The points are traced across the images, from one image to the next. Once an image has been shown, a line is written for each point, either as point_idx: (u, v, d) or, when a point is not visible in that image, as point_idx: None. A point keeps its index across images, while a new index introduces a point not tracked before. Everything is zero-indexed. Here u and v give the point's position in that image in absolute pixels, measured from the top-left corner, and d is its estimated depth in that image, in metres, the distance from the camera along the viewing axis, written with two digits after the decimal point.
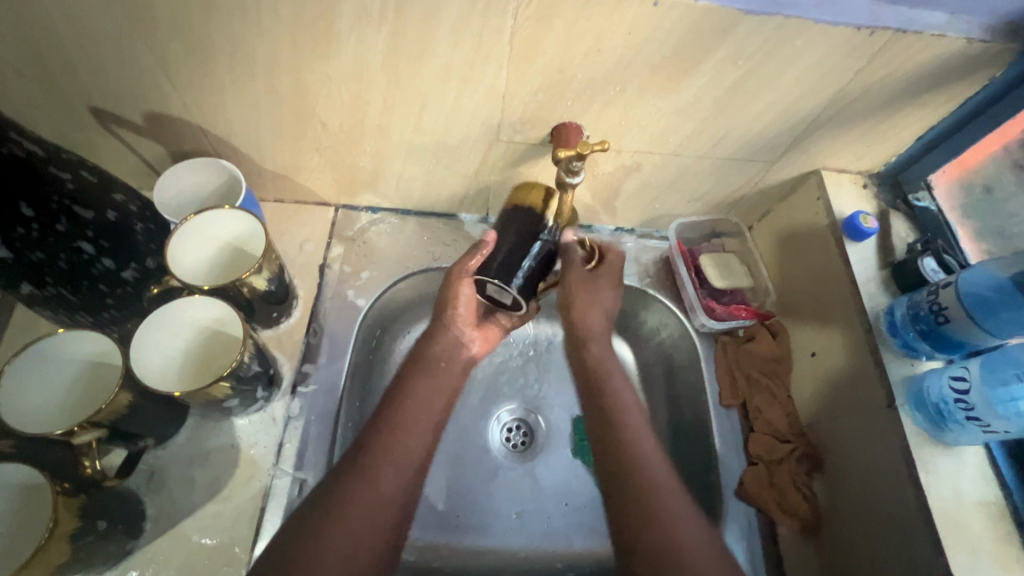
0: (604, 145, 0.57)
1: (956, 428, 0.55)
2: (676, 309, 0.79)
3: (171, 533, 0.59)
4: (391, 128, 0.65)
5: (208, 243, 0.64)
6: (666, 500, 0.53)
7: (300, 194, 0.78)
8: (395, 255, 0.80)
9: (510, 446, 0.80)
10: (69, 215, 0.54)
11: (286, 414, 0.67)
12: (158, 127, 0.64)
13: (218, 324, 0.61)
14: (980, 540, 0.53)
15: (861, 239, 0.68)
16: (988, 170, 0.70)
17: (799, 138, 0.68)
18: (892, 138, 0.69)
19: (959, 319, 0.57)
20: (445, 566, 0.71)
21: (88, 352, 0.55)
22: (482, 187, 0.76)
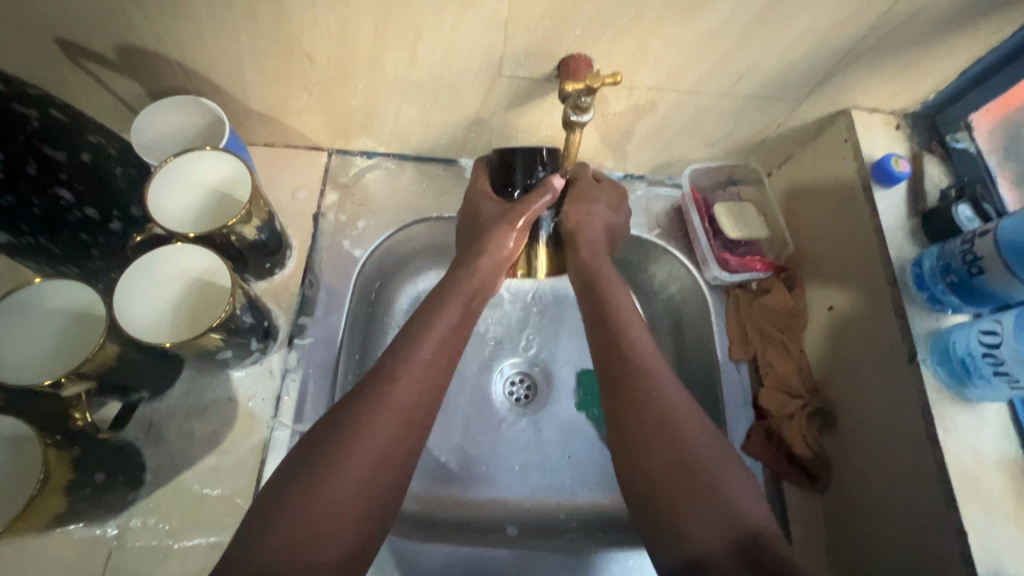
0: (616, 78, 0.51)
1: (981, 384, 0.52)
2: (688, 261, 0.76)
3: (172, 484, 0.59)
4: (384, 62, 0.60)
5: (191, 188, 0.60)
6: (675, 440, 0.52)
7: (291, 138, 0.74)
8: (393, 203, 0.76)
9: (513, 399, 0.79)
10: (38, 156, 0.50)
11: (284, 366, 0.65)
12: (131, 61, 0.59)
13: (207, 275, 0.58)
14: (997, 498, 0.51)
15: (891, 184, 0.63)
16: None
17: (832, 73, 0.62)
18: (933, 72, 0.63)
19: (995, 270, 0.53)
20: (449, 516, 0.71)
21: (74, 305, 0.53)
22: (483, 130, 0.72)
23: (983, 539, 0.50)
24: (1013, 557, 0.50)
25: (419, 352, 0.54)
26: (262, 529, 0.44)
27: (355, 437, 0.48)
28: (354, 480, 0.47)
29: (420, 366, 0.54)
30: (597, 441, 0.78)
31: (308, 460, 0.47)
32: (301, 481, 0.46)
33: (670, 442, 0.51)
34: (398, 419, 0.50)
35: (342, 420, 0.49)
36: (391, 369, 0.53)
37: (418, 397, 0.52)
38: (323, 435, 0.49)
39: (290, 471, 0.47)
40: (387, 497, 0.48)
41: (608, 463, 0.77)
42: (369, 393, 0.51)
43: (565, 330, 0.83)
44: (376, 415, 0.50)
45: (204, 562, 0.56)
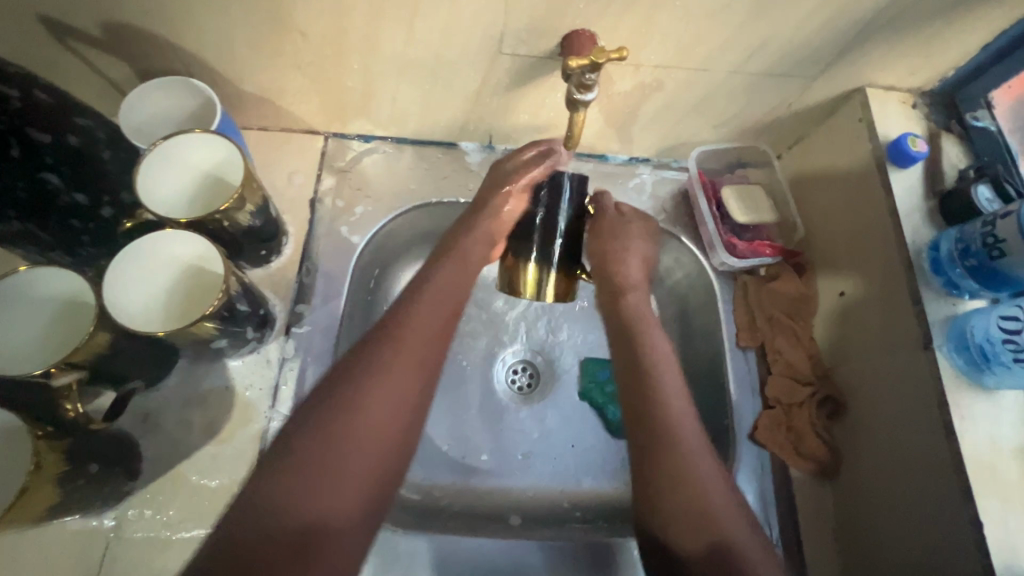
0: (624, 53, 0.49)
1: (1000, 371, 0.51)
2: (695, 246, 0.74)
3: (170, 474, 0.58)
4: (380, 39, 0.57)
5: (183, 173, 0.58)
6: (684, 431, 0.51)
7: (286, 120, 0.71)
8: (391, 188, 0.74)
9: (516, 388, 0.78)
10: (21, 138, 0.48)
11: (281, 355, 0.64)
12: (119, 40, 0.57)
13: (200, 261, 0.56)
14: (1014, 488, 0.50)
15: (907, 165, 0.61)
16: None
17: (848, 48, 0.59)
18: (954, 46, 0.60)
19: (1018, 253, 0.51)
20: (451, 505, 0.70)
21: (62, 293, 0.51)
22: (484, 111, 0.69)
23: (1000, 529, 0.49)
24: None
25: (433, 312, 0.52)
26: (262, 498, 0.41)
27: (362, 400, 0.46)
28: (362, 447, 0.44)
29: (432, 327, 0.51)
30: (601, 429, 0.76)
31: (312, 425, 0.44)
32: (305, 447, 0.43)
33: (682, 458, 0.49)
34: (413, 382, 0.48)
35: (346, 383, 0.46)
36: (403, 327, 0.50)
37: (427, 353, 0.50)
38: (328, 398, 0.46)
39: (292, 437, 0.44)
40: (394, 467, 0.46)
41: (612, 452, 0.75)
42: (382, 356, 0.48)
43: (567, 318, 0.81)
44: (387, 378, 0.47)
45: None
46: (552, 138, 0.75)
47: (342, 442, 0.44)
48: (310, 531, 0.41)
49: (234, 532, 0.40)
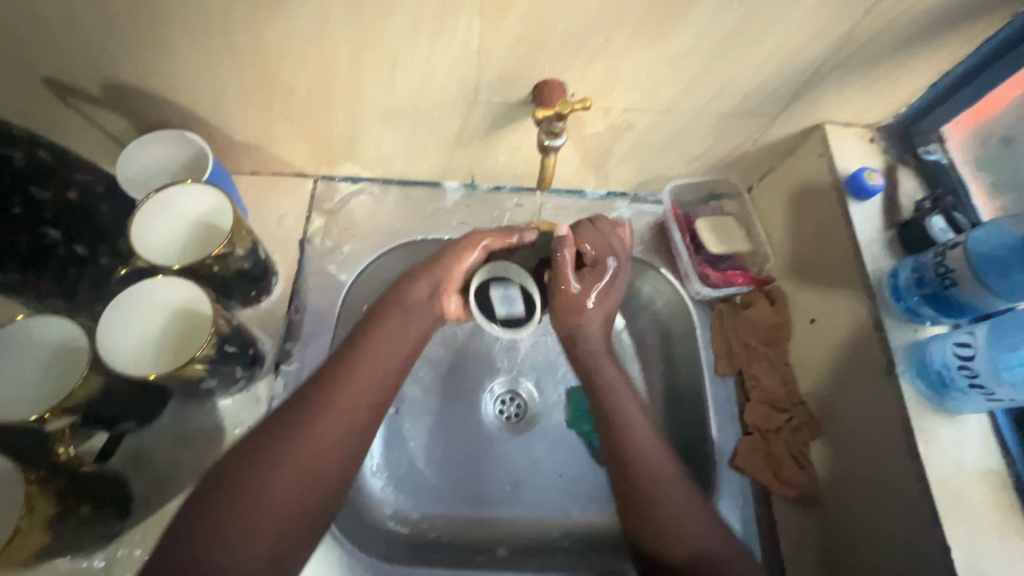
0: (587, 103, 0.53)
1: (958, 396, 0.52)
2: (672, 276, 0.76)
3: (158, 516, 0.58)
4: (362, 90, 0.61)
5: (175, 221, 0.61)
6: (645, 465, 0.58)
7: (277, 166, 0.75)
8: (378, 227, 0.77)
9: (503, 418, 0.79)
10: (23, 195, 0.52)
11: (270, 393, 0.66)
12: (117, 97, 0.61)
13: (191, 304, 0.59)
14: (980, 510, 0.51)
15: (866, 197, 0.64)
16: (1010, 118, 0.65)
17: (803, 89, 0.63)
18: (903, 85, 0.64)
19: (967, 282, 0.53)
20: (440, 537, 0.71)
21: (58, 338, 0.53)
22: (464, 153, 0.73)
23: (967, 551, 0.50)
24: (999, 570, 0.49)
25: (357, 378, 0.56)
26: (189, 530, 0.46)
27: (280, 455, 0.51)
28: (279, 492, 0.50)
29: (353, 391, 0.55)
30: (587, 458, 0.78)
31: (234, 473, 0.49)
32: (225, 492, 0.48)
33: (685, 539, 0.54)
34: (330, 441, 0.53)
35: (269, 440, 0.51)
36: (324, 394, 0.54)
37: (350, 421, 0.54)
38: (252, 451, 0.51)
39: (212, 483, 0.49)
40: (313, 511, 0.51)
41: (598, 480, 0.76)
42: (295, 417, 0.53)
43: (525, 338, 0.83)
44: (300, 436, 0.52)
45: None
46: (531, 176, 0.78)
47: (286, 457, 0.51)
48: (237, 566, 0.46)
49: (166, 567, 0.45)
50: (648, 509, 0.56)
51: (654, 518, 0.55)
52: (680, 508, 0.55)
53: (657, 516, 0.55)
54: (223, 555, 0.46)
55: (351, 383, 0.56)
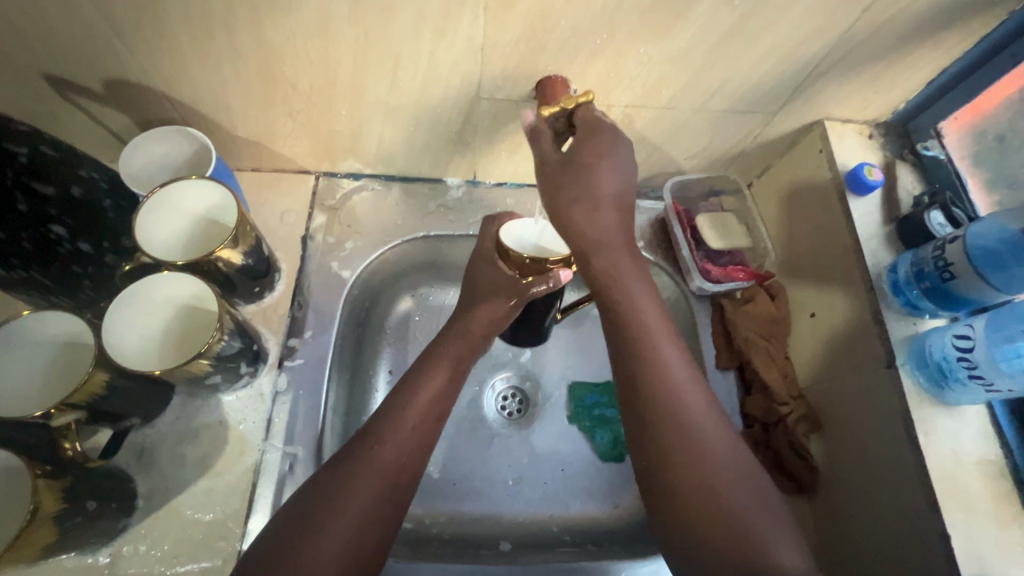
0: (591, 96, 0.54)
1: (957, 387, 0.53)
2: (672, 272, 0.77)
3: (164, 510, 0.59)
4: (365, 87, 0.61)
5: (178, 217, 0.61)
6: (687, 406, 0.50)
7: (278, 163, 0.75)
8: (380, 223, 0.77)
9: (505, 414, 0.80)
10: (26, 191, 0.51)
11: (274, 389, 0.66)
12: (119, 94, 0.61)
13: (197, 301, 0.59)
14: (978, 499, 0.52)
15: (865, 193, 0.65)
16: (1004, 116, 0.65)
17: (803, 86, 0.63)
18: (901, 82, 0.65)
19: (966, 275, 0.54)
20: (443, 532, 0.71)
21: (61, 336, 0.53)
22: (466, 150, 0.73)
23: (965, 541, 0.50)
24: (996, 559, 0.50)
25: (408, 415, 0.55)
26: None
27: (340, 498, 0.49)
28: (341, 533, 0.48)
29: (406, 425, 0.55)
30: (589, 453, 0.78)
31: (299, 517, 0.48)
32: (287, 537, 0.47)
33: (719, 490, 0.47)
34: (384, 478, 0.51)
35: (327, 480, 0.50)
36: (376, 430, 0.53)
37: (406, 452, 0.53)
38: (314, 494, 0.49)
39: (278, 531, 0.48)
40: (369, 558, 0.49)
41: (600, 476, 0.77)
42: (348, 458, 0.52)
43: None
44: (359, 477, 0.50)
45: None
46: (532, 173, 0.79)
47: (343, 496, 0.49)
48: None
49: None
50: (695, 453, 0.48)
51: (705, 467, 0.48)
52: (716, 452, 0.48)
53: (683, 460, 0.48)
54: None
55: (401, 423, 0.54)
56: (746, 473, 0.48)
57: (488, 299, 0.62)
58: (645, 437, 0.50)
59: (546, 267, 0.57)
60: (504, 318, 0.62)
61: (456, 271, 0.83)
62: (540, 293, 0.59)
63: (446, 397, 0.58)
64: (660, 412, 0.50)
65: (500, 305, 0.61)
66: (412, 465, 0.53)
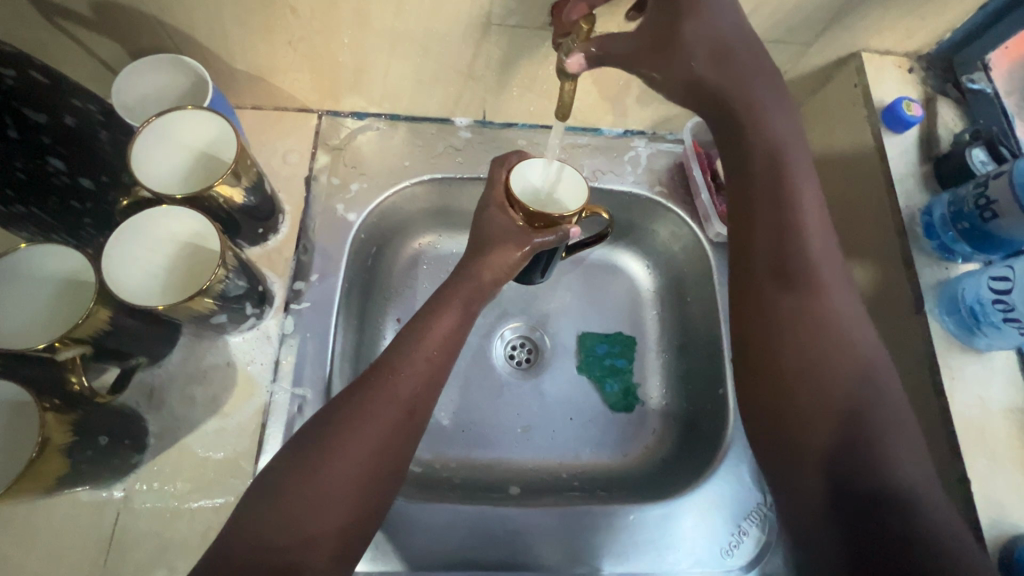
0: (557, 12, 0.55)
1: (989, 331, 0.51)
2: (690, 220, 0.75)
3: (175, 448, 0.59)
4: (369, 12, 0.57)
5: (176, 151, 0.58)
6: (809, 317, 0.50)
7: (279, 99, 0.71)
8: (386, 164, 0.74)
9: (514, 363, 0.79)
10: (16, 117, 0.48)
11: (281, 331, 0.65)
12: (109, 19, 0.57)
13: (198, 238, 0.57)
14: (1003, 446, 0.51)
15: (902, 130, 0.61)
16: None
17: (842, 12, 0.58)
18: (950, 7, 0.59)
19: (1010, 214, 0.51)
20: (454, 476, 0.71)
21: (62, 271, 0.52)
22: (477, 85, 0.69)
23: (987, 488, 0.49)
24: (1016, 505, 0.49)
25: (420, 350, 0.54)
26: (264, 503, 0.45)
27: (352, 423, 0.49)
28: (352, 461, 0.47)
29: (418, 357, 0.54)
30: (600, 403, 0.77)
31: (311, 444, 0.48)
32: (300, 461, 0.47)
33: (831, 405, 0.47)
34: (397, 408, 0.51)
35: (339, 411, 0.50)
36: (387, 365, 0.53)
37: (418, 385, 0.53)
38: (326, 423, 0.49)
39: (292, 456, 0.48)
40: (382, 487, 0.49)
41: (610, 424, 0.77)
42: (359, 389, 0.51)
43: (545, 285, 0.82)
44: (372, 406, 0.50)
45: (210, 523, 0.57)
46: (546, 112, 0.75)
47: (355, 426, 0.49)
48: (309, 539, 0.45)
49: (226, 547, 0.43)
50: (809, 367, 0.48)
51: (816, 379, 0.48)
52: (837, 385, 0.47)
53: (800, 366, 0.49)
54: (297, 528, 0.44)
55: (413, 355, 0.53)
56: (867, 384, 0.47)
57: (502, 245, 0.58)
58: (758, 351, 0.51)
59: (554, 221, 0.57)
60: (515, 266, 0.59)
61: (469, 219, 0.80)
62: (545, 242, 0.58)
63: (456, 336, 0.57)
64: (792, 315, 0.50)
65: (512, 252, 0.58)
66: (425, 397, 0.53)
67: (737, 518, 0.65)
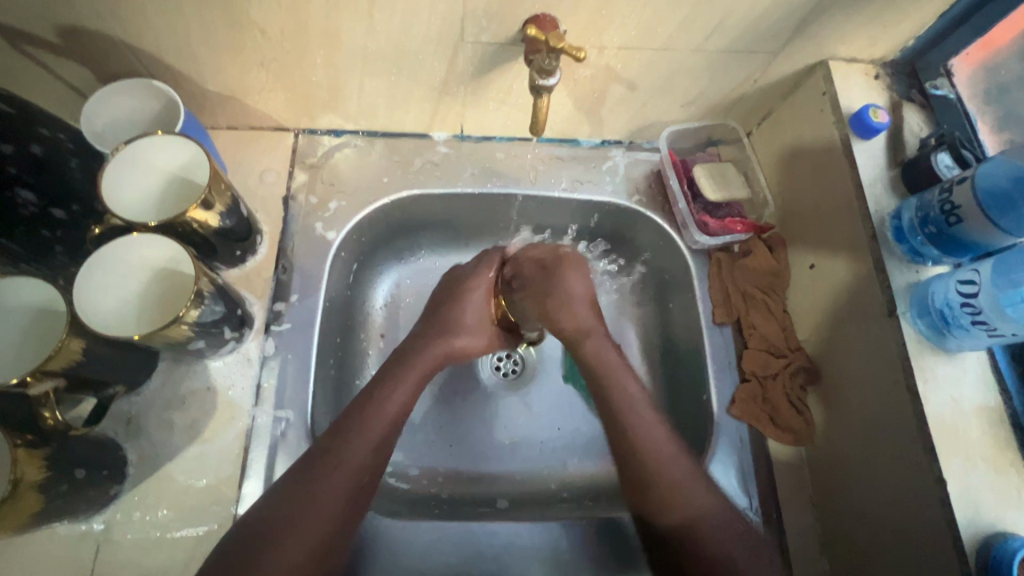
0: (528, 30, 0.54)
1: (959, 334, 0.52)
2: (669, 227, 0.75)
3: (156, 476, 0.58)
4: (340, 31, 0.57)
5: (149, 176, 0.58)
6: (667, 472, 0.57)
7: (254, 119, 0.71)
8: (364, 181, 0.74)
9: (500, 375, 0.79)
10: None
11: (261, 353, 0.64)
12: (76, 43, 0.56)
13: (173, 264, 0.56)
14: (976, 445, 0.52)
15: (870, 136, 0.62)
16: (1002, 61, 0.64)
17: (807, 22, 0.60)
18: (912, 15, 0.61)
19: (973, 218, 0.53)
20: (441, 492, 0.71)
21: (33, 302, 0.51)
22: (452, 101, 0.69)
23: (963, 487, 0.50)
24: (991, 503, 0.50)
25: (372, 423, 0.56)
26: None
27: (301, 510, 0.50)
28: (299, 545, 0.49)
29: (365, 437, 0.55)
30: (586, 411, 0.78)
31: (261, 527, 0.49)
32: (253, 543, 0.48)
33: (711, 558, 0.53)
34: (346, 494, 0.53)
35: (289, 491, 0.51)
36: (341, 439, 0.54)
37: (365, 467, 0.55)
38: (275, 505, 0.51)
39: (236, 539, 0.49)
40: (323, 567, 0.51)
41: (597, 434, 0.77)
42: (314, 464, 0.53)
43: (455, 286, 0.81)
44: (327, 483, 0.52)
45: (192, 552, 0.56)
46: (522, 125, 0.75)
47: (306, 510, 0.51)
48: None
49: None
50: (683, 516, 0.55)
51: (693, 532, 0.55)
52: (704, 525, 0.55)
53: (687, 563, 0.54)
54: None
55: (365, 432, 0.55)
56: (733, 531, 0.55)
57: (469, 331, 0.66)
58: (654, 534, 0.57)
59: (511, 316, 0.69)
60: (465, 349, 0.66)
61: (446, 234, 0.81)
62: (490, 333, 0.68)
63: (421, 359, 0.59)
64: (661, 485, 0.56)
65: (475, 338, 0.66)
66: (373, 478, 0.55)
67: None
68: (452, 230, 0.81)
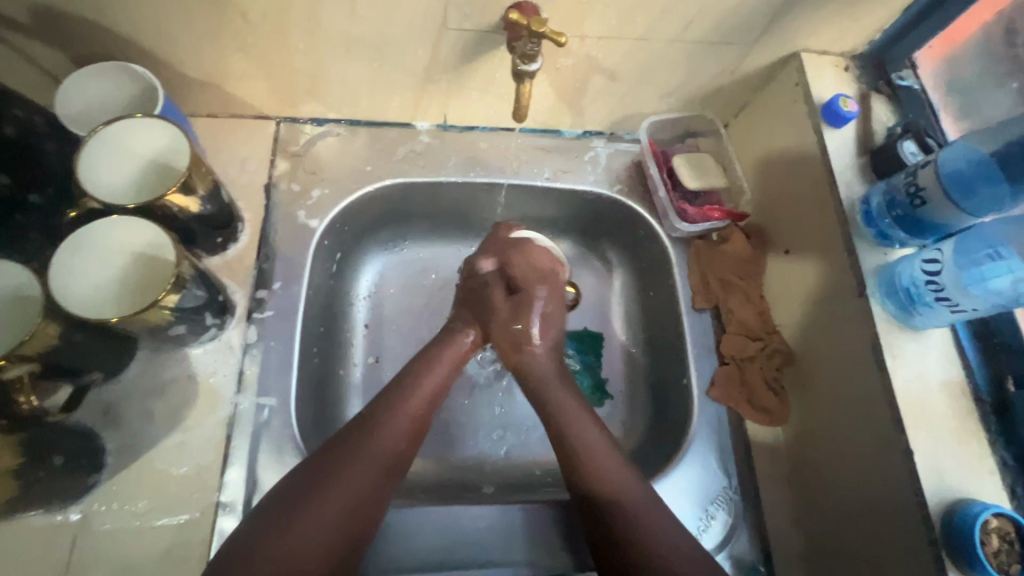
0: (510, 15, 0.54)
1: (924, 311, 0.55)
2: (648, 215, 0.76)
3: (136, 465, 0.57)
4: (323, 17, 0.57)
5: (127, 160, 0.57)
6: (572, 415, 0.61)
7: (234, 106, 0.70)
8: (347, 169, 0.74)
9: (485, 364, 0.79)
10: None
11: (244, 341, 0.64)
12: (50, 25, 0.55)
13: (153, 249, 0.55)
14: (941, 418, 0.54)
15: (840, 125, 0.65)
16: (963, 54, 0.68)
17: (779, 15, 0.62)
18: (879, 9, 0.63)
19: (937, 200, 0.55)
20: (427, 479, 0.71)
21: (4, 286, 0.50)
22: (435, 89, 0.70)
23: (929, 458, 0.53)
24: (955, 472, 0.53)
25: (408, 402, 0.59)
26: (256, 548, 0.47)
27: (339, 474, 0.52)
28: (336, 509, 0.50)
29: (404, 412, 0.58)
30: None
31: (299, 491, 0.50)
32: (292, 507, 0.49)
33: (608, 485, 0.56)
34: (380, 466, 0.54)
35: (328, 460, 0.53)
36: (378, 412, 0.57)
37: (400, 445, 0.56)
38: (312, 472, 0.52)
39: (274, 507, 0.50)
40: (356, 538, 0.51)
41: None
42: (352, 437, 0.55)
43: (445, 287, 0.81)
44: (364, 458, 0.54)
45: (173, 540, 0.55)
46: (505, 114, 0.75)
47: (343, 476, 0.52)
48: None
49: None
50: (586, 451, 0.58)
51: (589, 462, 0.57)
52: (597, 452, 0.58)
53: (595, 533, 0.54)
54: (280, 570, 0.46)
55: (399, 414, 0.58)
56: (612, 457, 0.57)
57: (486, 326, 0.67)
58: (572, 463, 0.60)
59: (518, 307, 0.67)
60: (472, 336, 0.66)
61: (429, 224, 0.81)
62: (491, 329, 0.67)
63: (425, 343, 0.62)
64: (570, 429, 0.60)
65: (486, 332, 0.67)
66: (406, 456, 0.56)
67: (704, 502, 0.63)
68: (436, 221, 0.81)
